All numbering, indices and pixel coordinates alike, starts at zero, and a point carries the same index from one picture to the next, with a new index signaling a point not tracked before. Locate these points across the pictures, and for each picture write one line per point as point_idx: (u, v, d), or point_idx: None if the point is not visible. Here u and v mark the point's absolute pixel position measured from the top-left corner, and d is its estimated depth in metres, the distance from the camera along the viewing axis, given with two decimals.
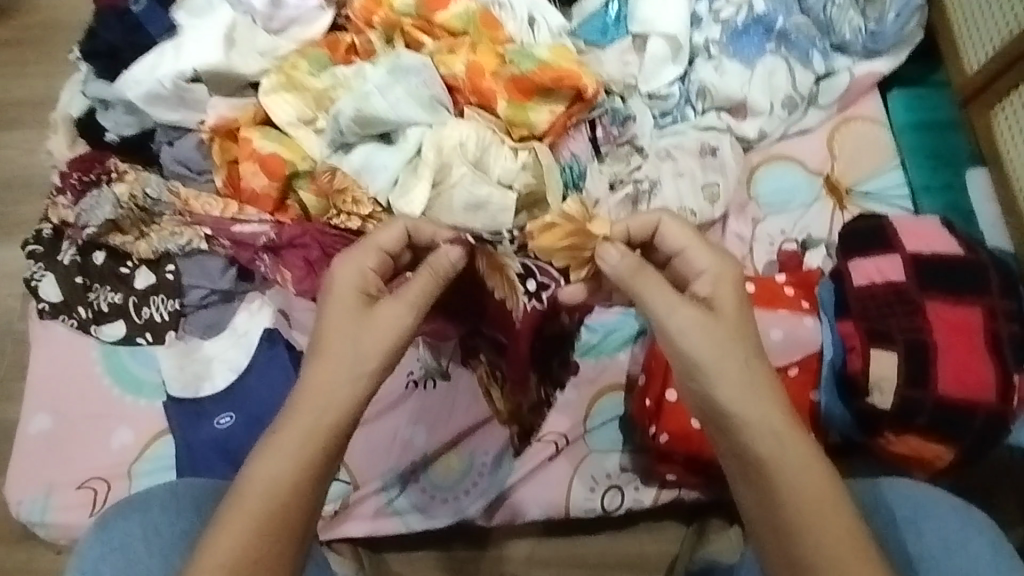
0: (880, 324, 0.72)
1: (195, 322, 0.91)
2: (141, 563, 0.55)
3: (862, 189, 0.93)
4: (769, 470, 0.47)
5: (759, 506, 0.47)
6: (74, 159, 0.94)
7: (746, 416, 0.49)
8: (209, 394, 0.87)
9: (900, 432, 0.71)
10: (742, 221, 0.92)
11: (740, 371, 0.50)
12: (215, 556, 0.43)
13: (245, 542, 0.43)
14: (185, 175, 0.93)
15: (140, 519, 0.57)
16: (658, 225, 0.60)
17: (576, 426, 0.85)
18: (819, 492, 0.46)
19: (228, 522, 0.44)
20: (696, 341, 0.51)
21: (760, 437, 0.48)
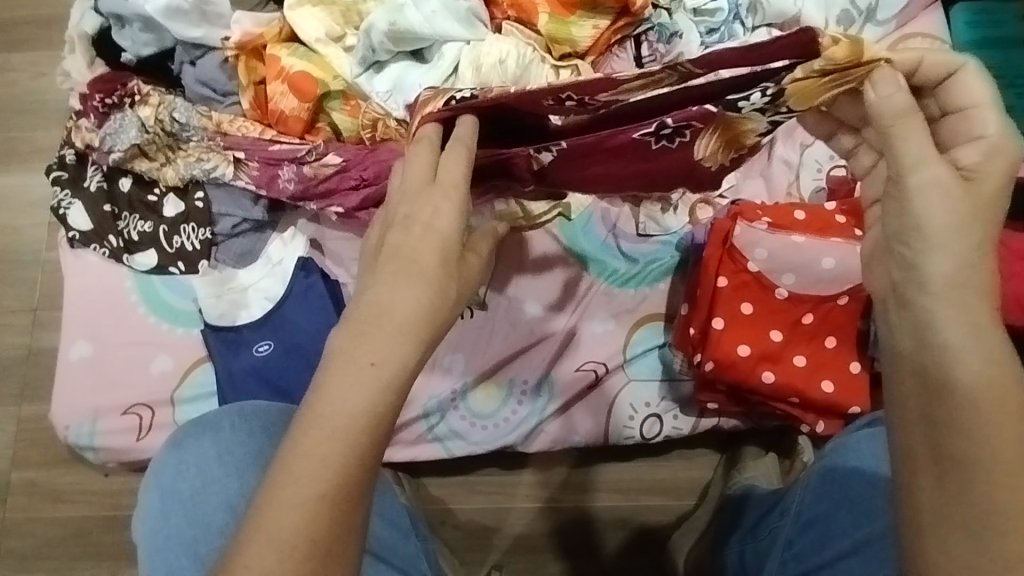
0: None
1: (227, 251, 0.89)
2: (219, 481, 0.60)
3: None
4: (954, 366, 0.41)
5: (918, 397, 0.42)
6: (95, 81, 0.90)
7: (945, 306, 0.41)
8: (246, 322, 0.86)
9: None
10: (790, 145, 0.88)
11: (966, 254, 0.42)
12: (297, 468, 0.40)
13: (328, 456, 0.40)
14: (210, 98, 0.90)
15: (213, 439, 0.62)
16: (957, 69, 0.45)
17: (616, 355, 0.84)
18: (1001, 401, 0.40)
19: (307, 436, 0.40)
20: (934, 208, 0.42)
21: (958, 325, 0.41)
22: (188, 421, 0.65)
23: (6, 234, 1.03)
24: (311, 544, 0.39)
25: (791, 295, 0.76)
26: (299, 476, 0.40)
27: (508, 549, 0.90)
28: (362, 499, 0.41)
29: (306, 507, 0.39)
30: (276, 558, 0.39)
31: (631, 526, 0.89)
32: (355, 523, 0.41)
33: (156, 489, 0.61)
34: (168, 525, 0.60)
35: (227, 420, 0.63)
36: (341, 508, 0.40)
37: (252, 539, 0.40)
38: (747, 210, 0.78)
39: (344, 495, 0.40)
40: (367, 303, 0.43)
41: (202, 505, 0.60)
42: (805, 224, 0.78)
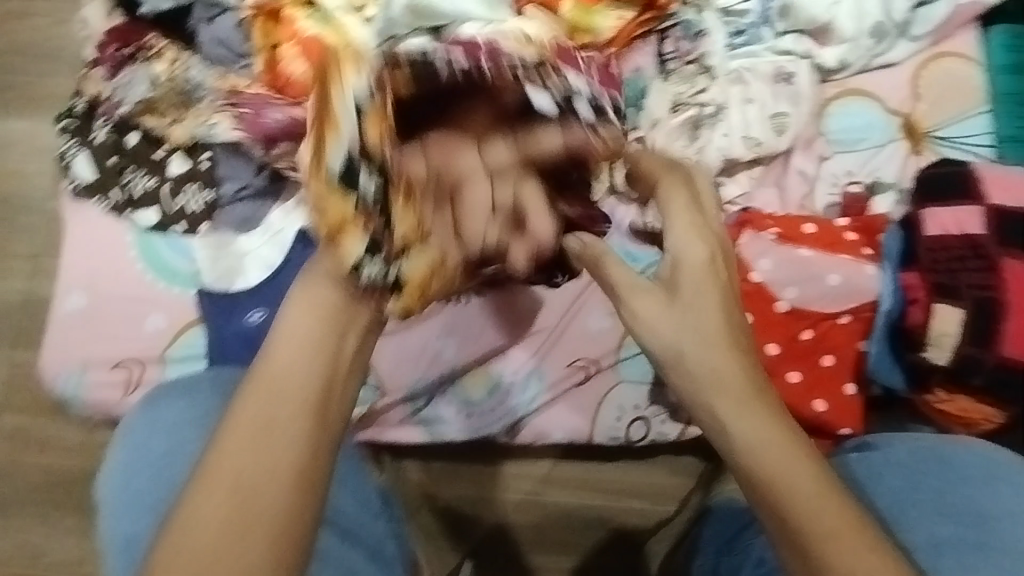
0: (948, 278, 0.69)
1: (228, 215, 0.88)
2: (190, 445, 0.59)
3: (941, 134, 0.86)
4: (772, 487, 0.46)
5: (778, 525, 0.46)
6: (114, 35, 0.91)
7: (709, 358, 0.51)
8: (241, 288, 0.86)
9: (951, 390, 0.71)
10: (808, 156, 0.86)
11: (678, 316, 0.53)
12: (237, 420, 0.46)
13: (256, 410, 0.46)
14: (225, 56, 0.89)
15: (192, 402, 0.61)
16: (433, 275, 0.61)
17: (609, 354, 0.83)
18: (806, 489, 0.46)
19: (247, 392, 0.47)
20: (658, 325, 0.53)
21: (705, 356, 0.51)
22: (168, 381, 0.65)
23: (13, 179, 1.03)
24: (233, 482, 0.44)
25: (794, 309, 0.75)
26: (235, 422, 0.46)
27: (483, 539, 0.90)
28: (282, 440, 0.45)
29: (241, 452, 0.45)
30: (217, 508, 0.44)
31: (609, 526, 0.89)
32: (281, 466, 0.45)
33: (130, 444, 0.61)
34: (135, 481, 0.60)
35: (212, 383, 0.63)
36: (260, 450, 0.45)
37: (199, 491, 0.45)
38: (756, 218, 0.77)
39: (259, 432, 0.45)
40: (297, 296, 0.50)
41: (173, 465, 0.59)
42: (814, 239, 0.76)
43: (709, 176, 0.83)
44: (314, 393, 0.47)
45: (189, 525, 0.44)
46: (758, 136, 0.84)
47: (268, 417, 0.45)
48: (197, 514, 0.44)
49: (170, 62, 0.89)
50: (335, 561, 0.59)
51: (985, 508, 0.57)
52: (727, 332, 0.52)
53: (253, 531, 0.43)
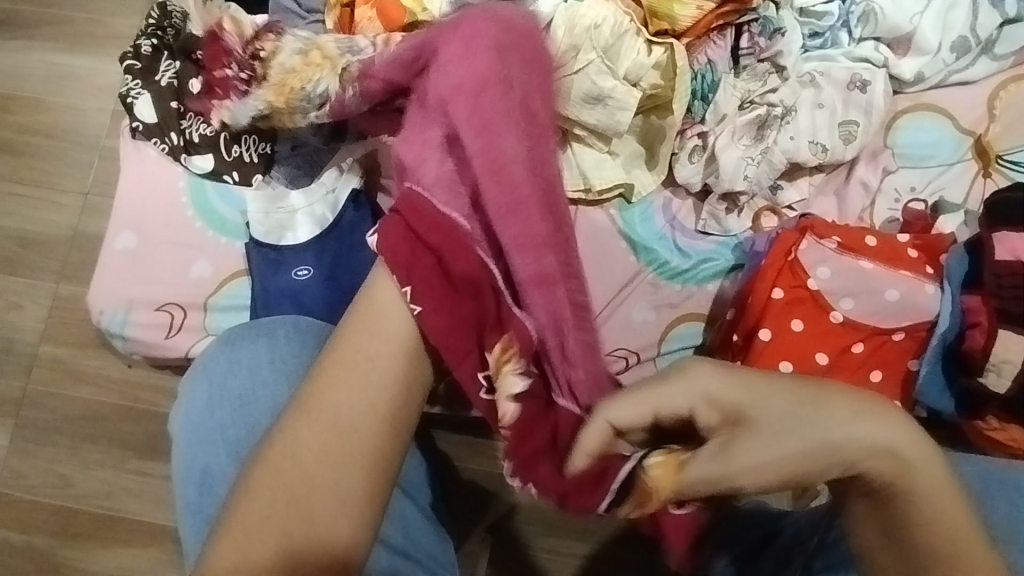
0: (1013, 304, 0.67)
1: (282, 168, 0.89)
2: (241, 392, 0.61)
3: (1013, 158, 0.83)
4: (902, 489, 0.44)
5: (887, 546, 0.45)
6: (211, 39, 0.88)
7: (818, 423, 0.44)
8: (290, 244, 0.87)
9: (1005, 420, 0.69)
10: (871, 168, 0.84)
11: (784, 408, 0.45)
12: (344, 353, 0.54)
13: (366, 349, 0.54)
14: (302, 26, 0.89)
15: (266, 347, 0.62)
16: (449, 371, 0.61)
17: (650, 346, 0.82)
18: (944, 513, 0.44)
19: (350, 334, 0.55)
20: (766, 432, 0.44)
21: (826, 420, 0.44)
22: (238, 325, 0.65)
23: (72, 114, 1.04)
24: (337, 412, 0.51)
25: (847, 320, 0.73)
26: (341, 356, 0.54)
27: (502, 516, 0.90)
28: (381, 375, 0.53)
29: (340, 386, 0.52)
30: (319, 440, 0.50)
31: (628, 518, 0.89)
32: (381, 402, 0.52)
33: (206, 382, 0.62)
34: (186, 422, 0.61)
35: (284, 333, 0.63)
36: (368, 384, 0.53)
37: (296, 420, 0.51)
38: (819, 226, 0.76)
39: (365, 368, 0.53)
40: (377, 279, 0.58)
41: (231, 410, 0.60)
42: (874, 252, 0.75)
43: (771, 177, 0.83)
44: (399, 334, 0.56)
45: (286, 451, 0.50)
46: (825, 143, 0.82)
47: (371, 363, 0.54)
48: (300, 444, 0.50)
49: (301, 50, 0.84)
50: None
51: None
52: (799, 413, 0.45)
53: (352, 463, 0.50)
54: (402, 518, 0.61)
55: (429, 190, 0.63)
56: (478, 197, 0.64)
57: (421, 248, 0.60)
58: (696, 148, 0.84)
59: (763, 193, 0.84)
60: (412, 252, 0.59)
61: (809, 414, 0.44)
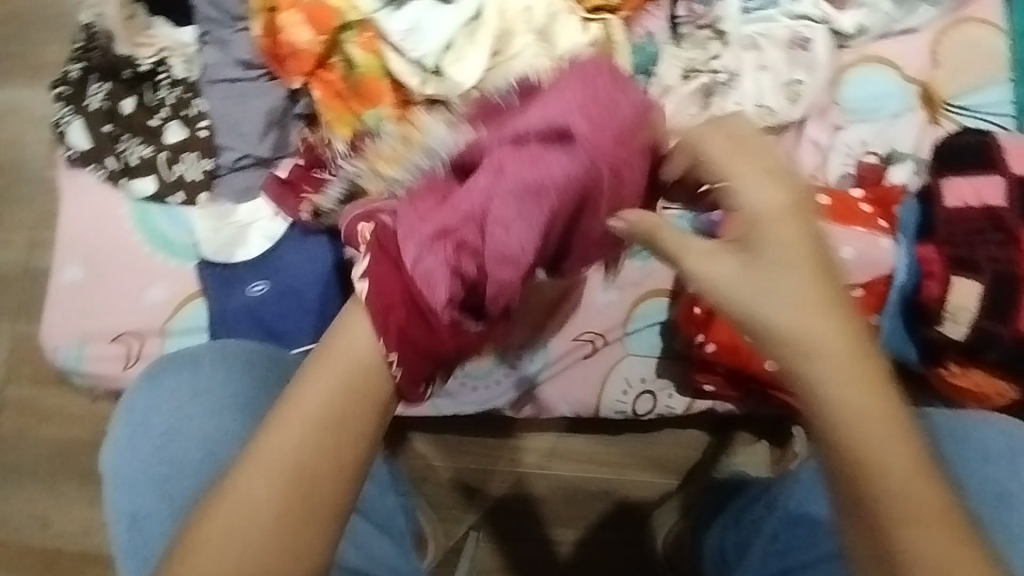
0: (966, 251, 0.68)
1: (228, 185, 0.86)
2: (183, 421, 0.60)
3: (960, 104, 0.83)
4: (872, 452, 0.41)
5: (847, 503, 0.41)
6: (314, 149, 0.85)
7: (809, 319, 0.43)
8: (243, 260, 0.85)
9: (965, 364, 0.70)
10: (821, 126, 0.84)
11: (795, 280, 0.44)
12: (307, 402, 0.46)
13: (330, 398, 0.47)
14: (280, 108, 0.86)
15: (215, 375, 0.61)
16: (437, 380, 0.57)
17: (616, 327, 0.82)
18: (914, 484, 0.40)
19: (315, 374, 0.48)
20: (748, 285, 0.45)
21: (818, 326, 0.42)
22: (162, 357, 0.64)
23: (8, 149, 1.01)
24: (294, 469, 0.44)
25: None
26: (301, 404, 0.46)
27: (488, 511, 0.90)
28: (350, 432, 0.46)
29: (301, 437, 0.45)
30: (267, 496, 0.44)
31: (613, 499, 0.89)
32: (347, 463, 0.46)
33: (127, 419, 0.61)
34: (127, 460, 0.59)
35: (229, 361, 0.62)
36: (333, 438, 0.46)
37: (245, 475, 0.45)
38: None
39: (330, 421, 0.46)
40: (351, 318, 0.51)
41: (187, 439, 0.59)
42: (830, 210, 0.74)
43: None
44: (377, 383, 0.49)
45: (235, 508, 0.44)
46: (771, 105, 0.81)
47: (336, 417, 0.46)
48: (254, 500, 0.44)
49: (399, 136, 0.73)
50: None
51: (994, 485, 0.57)
52: (820, 266, 0.45)
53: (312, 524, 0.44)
54: (355, 536, 0.60)
55: (419, 249, 0.53)
56: (496, 276, 0.54)
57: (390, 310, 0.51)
58: None
59: None
60: (406, 315, 0.51)
61: (810, 279, 0.44)
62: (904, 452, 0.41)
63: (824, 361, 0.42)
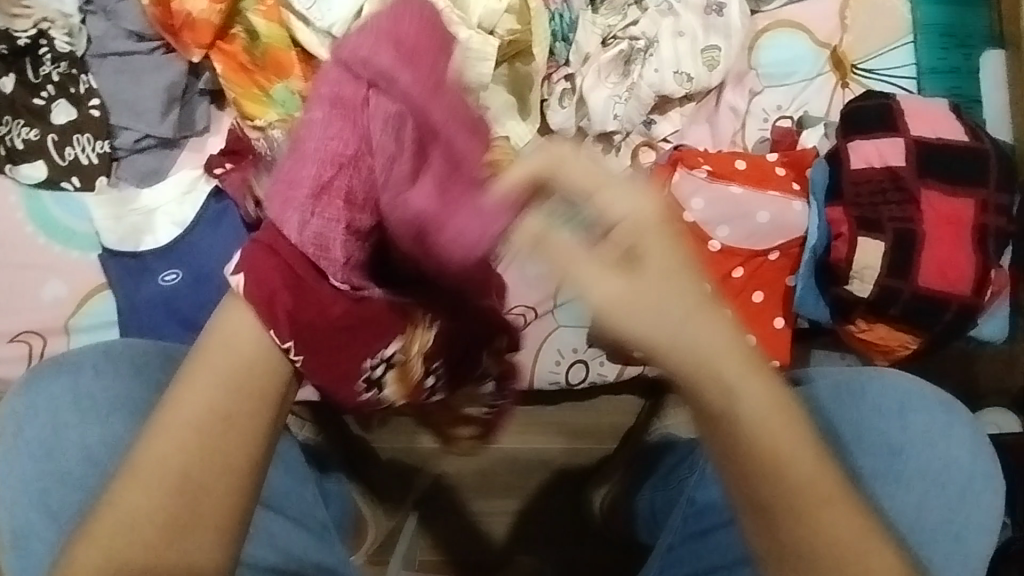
0: (871, 212, 0.71)
1: (130, 168, 0.82)
2: (81, 427, 0.57)
3: (867, 67, 0.86)
4: (774, 451, 0.40)
5: (754, 510, 0.41)
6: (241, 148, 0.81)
7: (701, 330, 0.39)
8: (150, 249, 0.80)
9: (871, 320, 0.74)
10: (738, 92, 0.85)
11: (682, 293, 0.38)
12: (185, 407, 0.44)
13: (211, 398, 0.44)
14: (181, 83, 0.80)
15: (115, 376, 0.58)
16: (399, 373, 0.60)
17: (546, 300, 0.82)
18: (815, 479, 0.40)
19: (195, 374, 0.45)
20: (636, 311, 0.38)
21: (710, 329, 0.39)
22: (42, 363, 0.60)
23: None
24: (181, 475, 0.43)
25: (725, 247, 0.75)
26: (179, 406, 0.44)
27: (428, 489, 0.90)
28: (240, 430, 0.44)
29: (182, 442, 0.43)
30: (156, 502, 0.43)
31: (551, 468, 0.90)
32: (234, 463, 0.44)
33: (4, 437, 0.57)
34: (18, 476, 0.56)
35: (129, 360, 0.59)
36: (217, 440, 0.44)
37: (128, 483, 0.43)
38: (689, 155, 0.77)
39: (216, 422, 0.44)
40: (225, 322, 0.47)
41: (90, 446, 0.57)
42: (745, 175, 0.76)
43: (642, 112, 0.82)
44: (264, 375, 0.46)
45: (122, 517, 0.43)
46: (689, 72, 0.81)
47: (221, 416, 0.44)
48: (139, 508, 0.43)
49: None
50: (269, 539, 0.60)
51: (890, 436, 0.59)
52: (695, 271, 0.39)
53: (203, 524, 0.43)
54: (267, 534, 0.60)
55: (300, 213, 0.47)
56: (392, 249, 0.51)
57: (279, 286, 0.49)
58: (565, 92, 0.83)
59: (638, 129, 0.84)
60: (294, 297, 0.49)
61: (689, 307, 0.39)
62: (808, 465, 0.40)
63: (729, 399, 0.39)
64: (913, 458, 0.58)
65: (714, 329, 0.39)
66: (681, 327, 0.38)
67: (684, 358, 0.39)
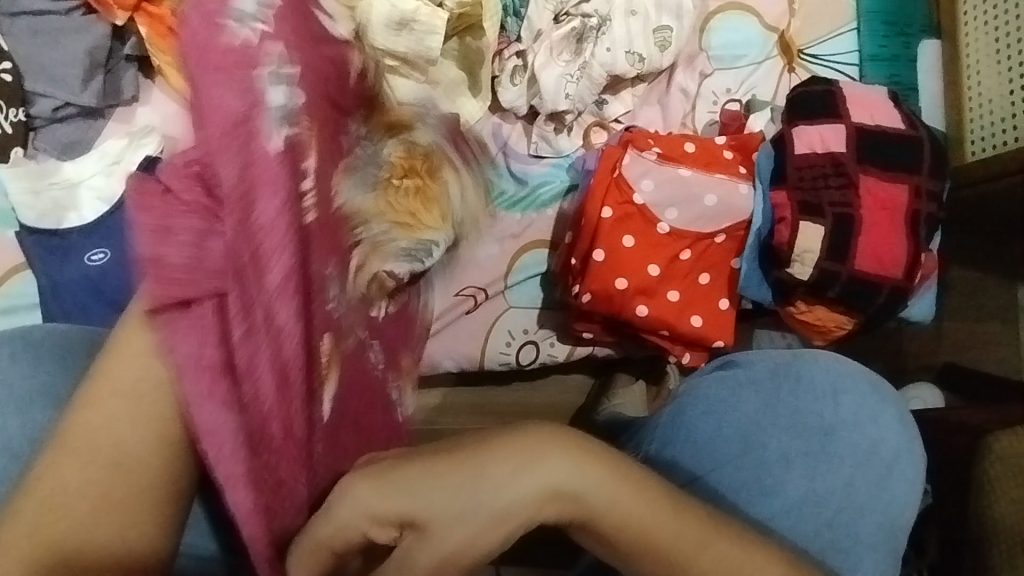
0: (812, 197, 0.73)
1: (49, 138, 0.76)
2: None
3: (813, 52, 0.87)
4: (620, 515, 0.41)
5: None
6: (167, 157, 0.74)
7: (487, 488, 0.41)
8: (74, 226, 0.74)
9: (810, 301, 0.76)
10: (689, 74, 0.85)
11: (454, 494, 0.41)
12: (112, 381, 0.44)
13: (134, 372, 0.43)
14: (105, 47, 0.75)
15: (33, 364, 0.54)
16: None
17: (498, 281, 0.81)
18: (660, 518, 0.42)
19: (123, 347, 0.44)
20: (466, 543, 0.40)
21: (494, 481, 0.41)
22: None
23: None
24: (111, 451, 0.43)
25: (673, 230, 0.76)
26: (109, 380, 0.44)
27: None
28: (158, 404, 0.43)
29: (110, 415, 0.43)
30: (88, 479, 0.43)
31: None
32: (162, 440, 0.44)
33: None
34: None
35: (49, 347, 0.55)
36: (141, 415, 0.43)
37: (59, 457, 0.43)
38: (639, 137, 0.77)
39: (139, 397, 0.43)
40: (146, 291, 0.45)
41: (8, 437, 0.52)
42: (693, 158, 0.77)
43: (594, 92, 0.81)
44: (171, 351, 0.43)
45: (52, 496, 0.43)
46: (641, 52, 0.81)
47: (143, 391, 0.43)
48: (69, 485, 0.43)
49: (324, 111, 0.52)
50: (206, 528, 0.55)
51: (822, 419, 0.61)
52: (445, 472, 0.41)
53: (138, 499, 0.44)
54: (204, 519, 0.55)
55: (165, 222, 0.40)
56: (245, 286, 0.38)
57: (178, 305, 0.38)
58: (517, 68, 0.82)
59: (589, 109, 0.83)
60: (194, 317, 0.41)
61: (459, 482, 0.41)
62: (664, 511, 0.42)
63: (572, 498, 0.41)
64: (842, 440, 0.60)
65: (499, 489, 0.41)
66: (478, 509, 0.41)
67: (503, 526, 0.41)
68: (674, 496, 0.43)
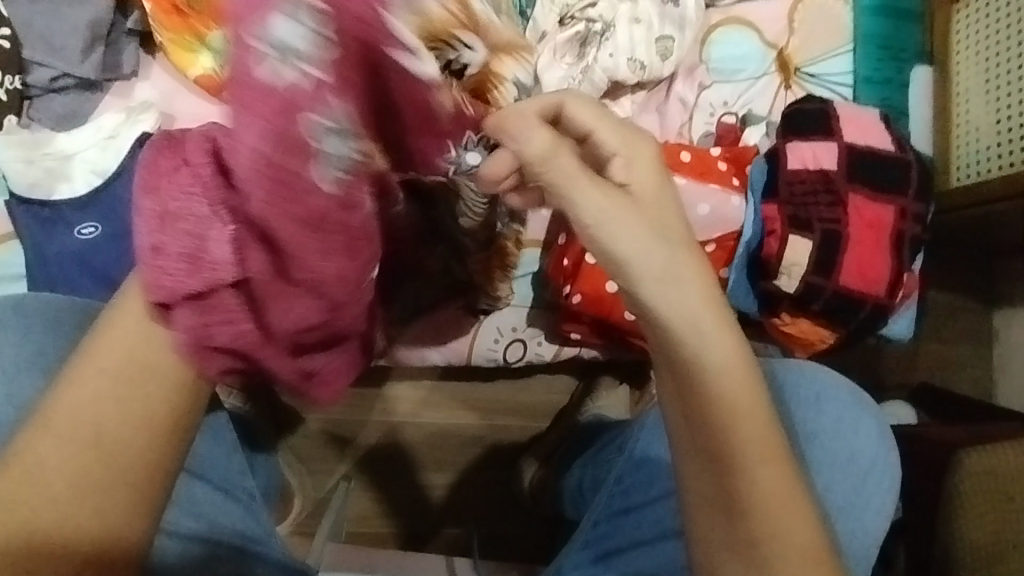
0: (802, 211, 0.75)
1: (46, 109, 0.77)
2: None
3: (810, 71, 0.89)
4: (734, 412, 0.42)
5: (707, 478, 0.43)
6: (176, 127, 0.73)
7: (663, 291, 0.42)
8: (65, 198, 0.73)
9: (795, 314, 0.78)
10: (687, 84, 0.87)
11: (666, 262, 0.42)
12: (99, 359, 0.42)
13: (124, 350, 0.42)
14: (107, 20, 0.74)
15: (21, 334, 0.54)
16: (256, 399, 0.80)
17: None
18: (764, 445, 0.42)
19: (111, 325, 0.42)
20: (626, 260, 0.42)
21: (681, 288, 0.42)
22: None
23: None
24: (93, 432, 0.42)
25: None
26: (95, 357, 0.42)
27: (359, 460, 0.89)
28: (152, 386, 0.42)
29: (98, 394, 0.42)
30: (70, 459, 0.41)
31: (484, 443, 0.91)
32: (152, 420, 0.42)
33: None
34: None
35: (38, 318, 0.55)
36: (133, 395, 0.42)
37: (37, 434, 0.42)
38: None
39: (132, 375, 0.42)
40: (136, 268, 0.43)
41: None
42: (688, 168, 0.78)
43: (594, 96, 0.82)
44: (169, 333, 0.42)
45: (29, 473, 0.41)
46: (643, 59, 0.82)
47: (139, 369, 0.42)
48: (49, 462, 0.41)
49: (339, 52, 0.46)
50: (192, 508, 0.56)
51: (804, 426, 0.62)
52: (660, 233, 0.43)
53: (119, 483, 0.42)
54: (190, 502, 0.56)
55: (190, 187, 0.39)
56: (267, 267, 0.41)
57: (192, 298, 0.40)
58: None
59: None
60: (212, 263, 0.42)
61: (667, 268, 0.42)
62: (760, 432, 0.43)
63: (701, 361, 0.42)
64: (820, 449, 0.62)
65: (687, 295, 0.42)
66: (655, 284, 0.42)
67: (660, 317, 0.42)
68: (776, 431, 0.43)
